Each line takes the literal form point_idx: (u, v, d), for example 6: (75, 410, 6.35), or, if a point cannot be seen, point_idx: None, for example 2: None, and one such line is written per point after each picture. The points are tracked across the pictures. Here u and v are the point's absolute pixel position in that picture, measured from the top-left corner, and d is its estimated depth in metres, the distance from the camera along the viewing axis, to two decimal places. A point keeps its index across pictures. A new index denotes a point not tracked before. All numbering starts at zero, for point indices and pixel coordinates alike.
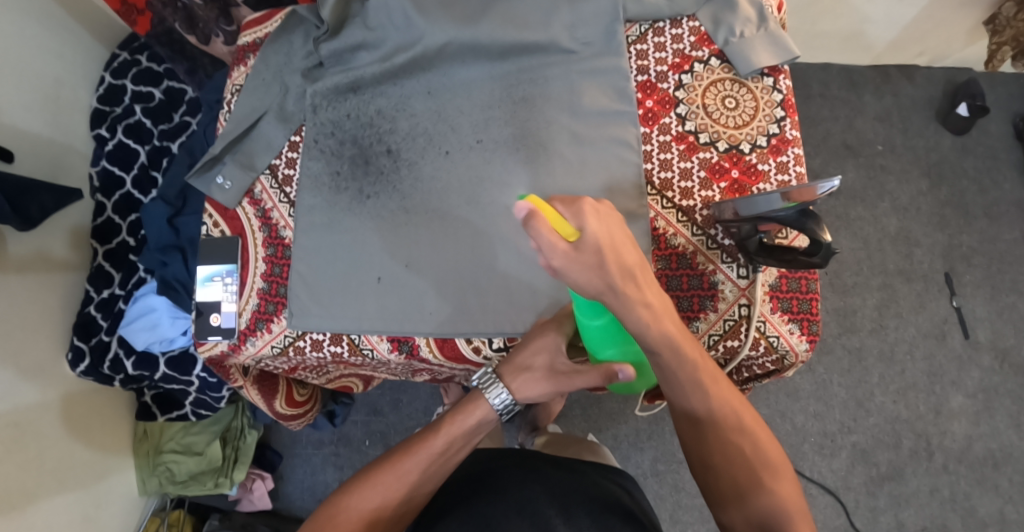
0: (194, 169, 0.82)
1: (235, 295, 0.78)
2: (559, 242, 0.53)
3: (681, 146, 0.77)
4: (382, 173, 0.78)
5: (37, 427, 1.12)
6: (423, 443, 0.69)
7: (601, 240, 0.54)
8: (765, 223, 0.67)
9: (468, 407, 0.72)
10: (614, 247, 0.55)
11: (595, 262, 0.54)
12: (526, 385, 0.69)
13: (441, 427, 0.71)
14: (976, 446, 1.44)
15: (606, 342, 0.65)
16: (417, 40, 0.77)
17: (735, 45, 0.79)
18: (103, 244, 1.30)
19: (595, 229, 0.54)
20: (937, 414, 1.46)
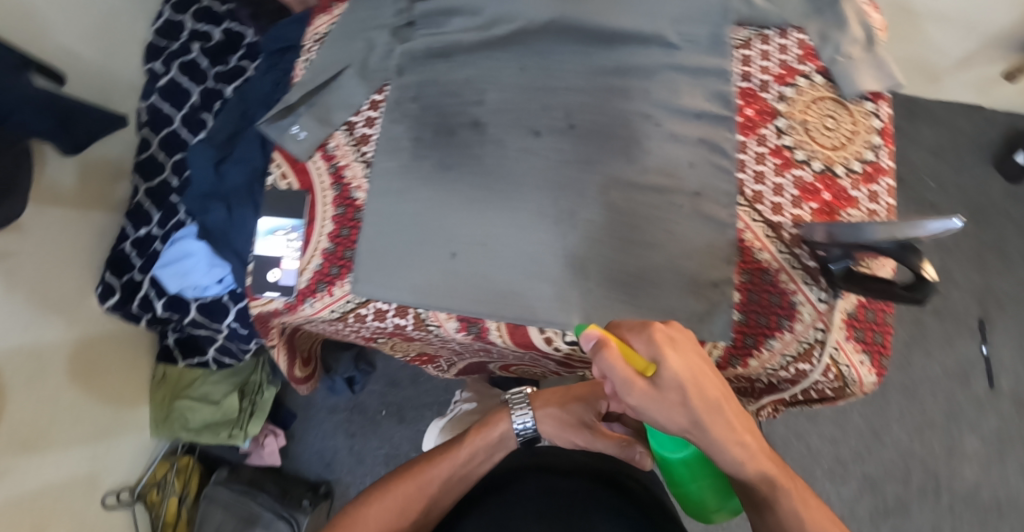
0: (266, 116, 0.79)
1: (298, 252, 0.74)
2: (635, 378, 0.51)
3: (776, 160, 0.75)
4: (467, 146, 0.72)
5: (55, 363, 1.12)
6: (447, 454, 0.75)
7: (680, 376, 0.52)
8: (853, 249, 0.66)
9: (494, 418, 0.79)
10: (699, 382, 0.53)
11: (677, 401, 0.52)
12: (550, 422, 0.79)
13: (467, 438, 0.77)
14: (983, 491, 1.45)
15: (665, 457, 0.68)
16: (516, 14, 0.73)
17: (840, 66, 0.77)
18: (146, 181, 1.29)
19: (676, 364, 0.52)
20: (950, 455, 1.46)
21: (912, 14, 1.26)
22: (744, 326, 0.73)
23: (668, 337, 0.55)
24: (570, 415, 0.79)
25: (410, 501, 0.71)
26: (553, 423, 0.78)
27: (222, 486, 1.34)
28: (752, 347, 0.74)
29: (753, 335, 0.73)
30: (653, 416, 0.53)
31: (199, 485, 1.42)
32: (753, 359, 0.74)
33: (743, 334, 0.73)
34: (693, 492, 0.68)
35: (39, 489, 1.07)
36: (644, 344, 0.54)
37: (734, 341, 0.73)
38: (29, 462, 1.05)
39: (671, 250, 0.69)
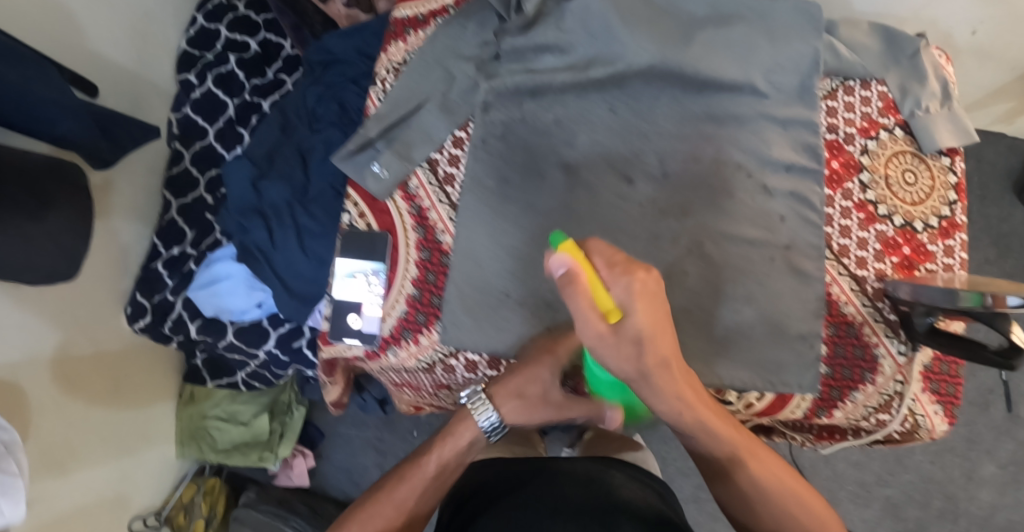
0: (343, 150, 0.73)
1: (381, 298, 0.73)
2: (596, 326, 0.45)
3: (859, 215, 0.76)
4: (554, 188, 0.72)
5: (82, 379, 1.06)
6: (415, 469, 0.66)
7: (642, 329, 0.46)
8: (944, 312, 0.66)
9: (459, 424, 0.68)
10: (658, 335, 0.47)
11: (630, 352, 0.47)
12: (515, 410, 0.65)
13: (433, 448, 0.67)
14: (999, 516, 1.38)
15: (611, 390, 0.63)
16: (616, 56, 0.71)
17: (920, 120, 0.77)
18: (178, 197, 1.24)
19: (642, 318, 0.46)
20: (968, 479, 1.39)
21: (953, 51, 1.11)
22: (830, 380, 0.74)
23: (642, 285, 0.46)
24: (518, 397, 0.66)
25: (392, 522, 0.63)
26: (515, 411, 0.65)
27: (254, 509, 1.31)
28: (837, 399, 0.74)
29: (839, 388, 0.74)
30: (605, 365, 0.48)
31: (226, 508, 1.39)
32: (838, 411, 0.74)
33: (829, 387, 0.74)
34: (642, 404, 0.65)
35: (70, 513, 1.02)
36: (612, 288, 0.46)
37: (822, 395, 0.74)
38: (59, 485, 1.00)
39: (763, 303, 0.69)
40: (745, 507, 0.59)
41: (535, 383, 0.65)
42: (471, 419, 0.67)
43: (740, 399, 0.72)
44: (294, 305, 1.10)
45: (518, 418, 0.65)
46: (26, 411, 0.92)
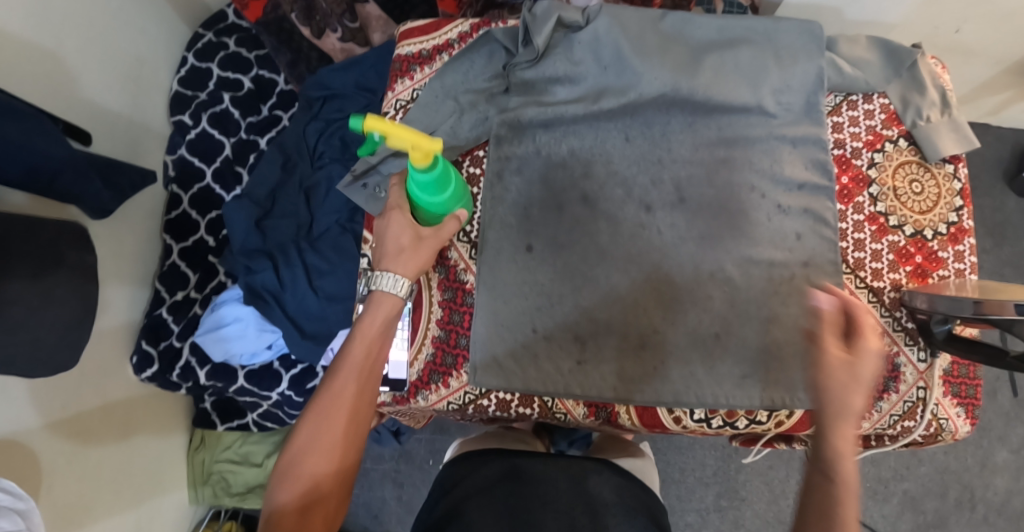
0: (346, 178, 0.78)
1: (407, 342, 0.73)
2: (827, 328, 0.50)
3: (871, 227, 0.77)
4: (577, 222, 0.72)
5: (93, 434, 1.03)
6: (343, 358, 0.62)
7: (866, 356, 0.48)
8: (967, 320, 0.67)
9: (373, 307, 0.64)
10: (862, 378, 0.47)
11: (835, 365, 0.48)
12: (407, 261, 0.66)
13: (354, 333, 0.63)
14: (1016, 500, 1.37)
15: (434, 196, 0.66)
16: (629, 86, 0.72)
17: (923, 129, 0.79)
18: (178, 241, 1.22)
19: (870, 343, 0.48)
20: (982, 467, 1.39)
21: (939, 51, 1.13)
22: None
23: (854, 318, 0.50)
24: (405, 247, 0.66)
25: (337, 418, 0.60)
26: (409, 259, 0.66)
27: None
28: (864, 410, 0.75)
29: (864, 399, 0.75)
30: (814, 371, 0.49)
31: None
32: (865, 421, 0.75)
33: None
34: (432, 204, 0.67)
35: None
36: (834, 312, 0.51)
37: None
38: None
39: (790, 322, 0.70)
40: None
41: (407, 228, 0.67)
42: (385, 298, 0.65)
43: (770, 417, 0.71)
44: (305, 346, 1.09)
45: (416, 262, 0.66)
46: (36, 475, 0.90)
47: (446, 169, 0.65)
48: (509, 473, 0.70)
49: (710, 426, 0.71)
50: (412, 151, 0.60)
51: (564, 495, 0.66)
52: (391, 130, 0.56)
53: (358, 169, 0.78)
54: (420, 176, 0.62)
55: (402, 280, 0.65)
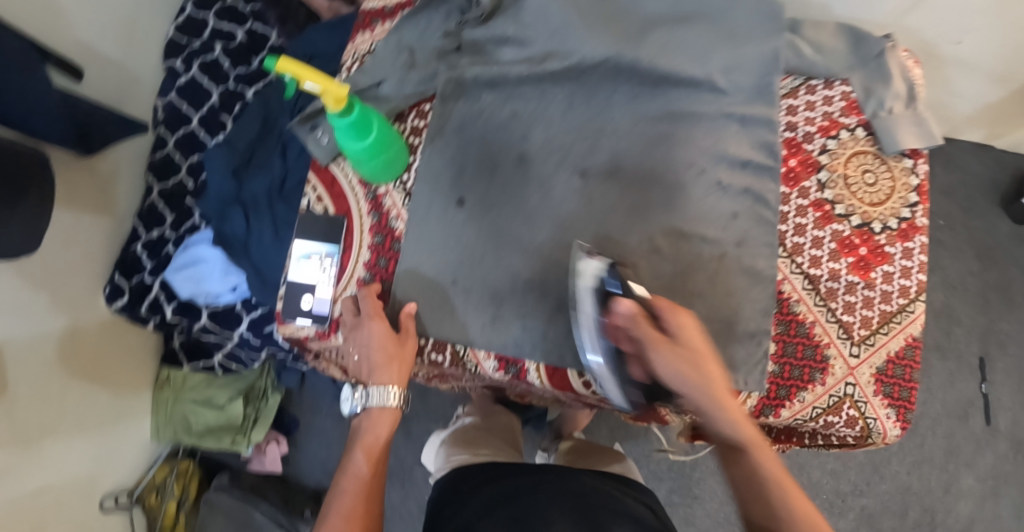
0: (297, 118, 0.77)
1: (334, 279, 0.73)
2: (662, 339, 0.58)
3: (816, 213, 0.76)
4: (507, 181, 0.72)
5: (63, 356, 1.07)
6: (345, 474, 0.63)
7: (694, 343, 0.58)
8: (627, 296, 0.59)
9: (372, 419, 0.66)
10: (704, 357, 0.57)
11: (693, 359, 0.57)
12: (398, 372, 0.66)
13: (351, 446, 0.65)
14: (976, 529, 1.33)
15: (360, 141, 0.64)
16: (573, 51, 0.71)
17: (883, 119, 0.79)
18: (160, 182, 1.26)
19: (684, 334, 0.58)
20: (946, 492, 1.34)
21: (932, 59, 1.09)
22: (778, 377, 0.73)
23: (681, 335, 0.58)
24: (391, 357, 0.66)
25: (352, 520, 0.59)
26: (397, 366, 0.66)
27: (223, 492, 1.32)
28: (785, 398, 0.73)
29: (786, 387, 0.73)
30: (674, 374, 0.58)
31: (198, 490, 1.40)
32: (785, 410, 0.73)
33: (777, 385, 0.73)
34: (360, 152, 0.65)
35: (41, 487, 1.03)
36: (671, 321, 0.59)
37: (768, 391, 0.72)
38: (31, 460, 1.00)
39: (712, 301, 0.70)
40: None
41: (388, 336, 0.67)
42: (378, 408, 0.66)
43: (684, 393, 0.71)
44: (266, 293, 1.10)
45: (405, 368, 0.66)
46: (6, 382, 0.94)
47: (368, 113, 0.63)
48: (505, 494, 0.68)
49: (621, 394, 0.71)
50: (323, 98, 0.58)
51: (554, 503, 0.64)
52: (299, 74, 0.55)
53: (308, 111, 0.77)
54: (339, 120, 0.60)
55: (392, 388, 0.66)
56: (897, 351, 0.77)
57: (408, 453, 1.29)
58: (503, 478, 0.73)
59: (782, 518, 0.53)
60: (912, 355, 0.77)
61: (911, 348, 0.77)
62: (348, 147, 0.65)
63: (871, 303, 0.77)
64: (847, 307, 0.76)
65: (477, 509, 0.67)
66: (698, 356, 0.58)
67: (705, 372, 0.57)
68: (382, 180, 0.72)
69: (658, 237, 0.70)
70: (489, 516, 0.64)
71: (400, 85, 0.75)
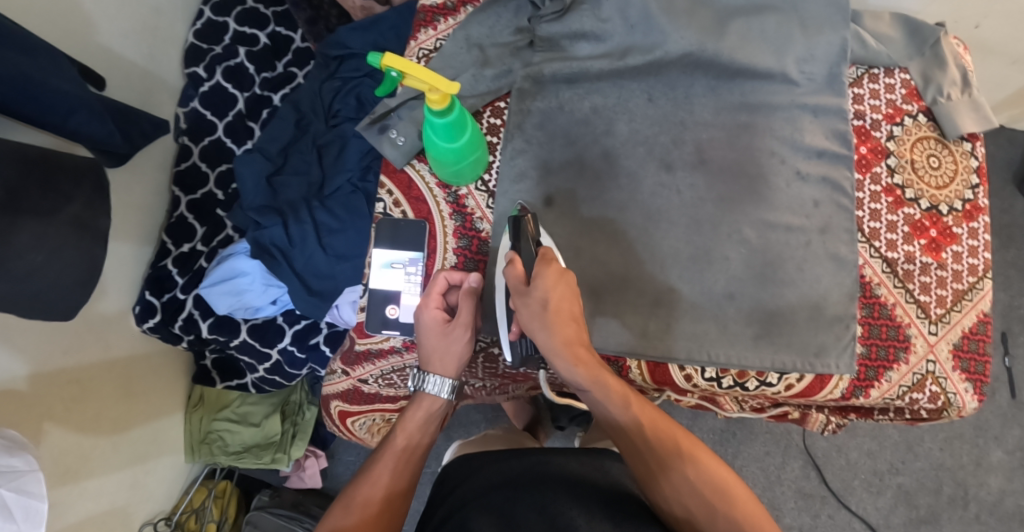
0: (365, 117, 0.75)
1: (419, 288, 0.70)
2: (535, 310, 0.60)
3: (888, 199, 0.77)
4: (595, 176, 0.70)
5: (94, 387, 1.03)
6: (383, 449, 0.63)
7: (547, 297, 0.60)
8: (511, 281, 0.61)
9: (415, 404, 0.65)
10: (557, 312, 0.60)
11: (541, 314, 0.60)
12: (446, 357, 0.66)
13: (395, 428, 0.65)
14: (1008, 501, 1.35)
15: (449, 144, 0.62)
16: (655, 44, 0.71)
17: (943, 106, 0.80)
18: (187, 194, 1.22)
19: (545, 293, 0.60)
20: (977, 465, 1.35)
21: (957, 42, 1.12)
22: (866, 359, 0.74)
23: (545, 298, 0.60)
24: (439, 339, 0.66)
25: (365, 508, 0.59)
26: (446, 358, 0.65)
27: (266, 511, 1.30)
28: (873, 379, 0.74)
29: (874, 368, 0.74)
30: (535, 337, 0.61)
31: (236, 512, 1.37)
32: (875, 390, 0.74)
33: (866, 366, 0.74)
34: (447, 154, 0.64)
35: (79, 521, 0.98)
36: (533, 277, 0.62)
37: (858, 374, 0.73)
38: (71, 494, 0.96)
39: (803, 286, 0.70)
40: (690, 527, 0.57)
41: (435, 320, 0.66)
42: (429, 397, 0.66)
43: (780, 380, 0.71)
44: (313, 302, 1.08)
45: (453, 359, 0.66)
46: (33, 420, 0.88)
47: (464, 114, 0.61)
48: (508, 476, 0.66)
49: (720, 385, 0.70)
50: (429, 95, 0.56)
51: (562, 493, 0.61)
52: (409, 70, 0.54)
53: (376, 113, 0.74)
54: (436, 120, 0.58)
55: (445, 381, 0.65)
56: (971, 327, 0.78)
57: None
58: (506, 459, 0.70)
59: (667, 458, 0.60)
60: (984, 330, 0.78)
61: (984, 324, 0.78)
62: (437, 149, 0.63)
63: (944, 282, 0.78)
64: (924, 287, 0.76)
65: (477, 487, 0.66)
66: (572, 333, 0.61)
67: (551, 330, 0.60)
68: (464, 182, 0.70)
69: (745, 230, 0.70)
70: (484, 499, 0.63)
71: (475, 82, 0.72)
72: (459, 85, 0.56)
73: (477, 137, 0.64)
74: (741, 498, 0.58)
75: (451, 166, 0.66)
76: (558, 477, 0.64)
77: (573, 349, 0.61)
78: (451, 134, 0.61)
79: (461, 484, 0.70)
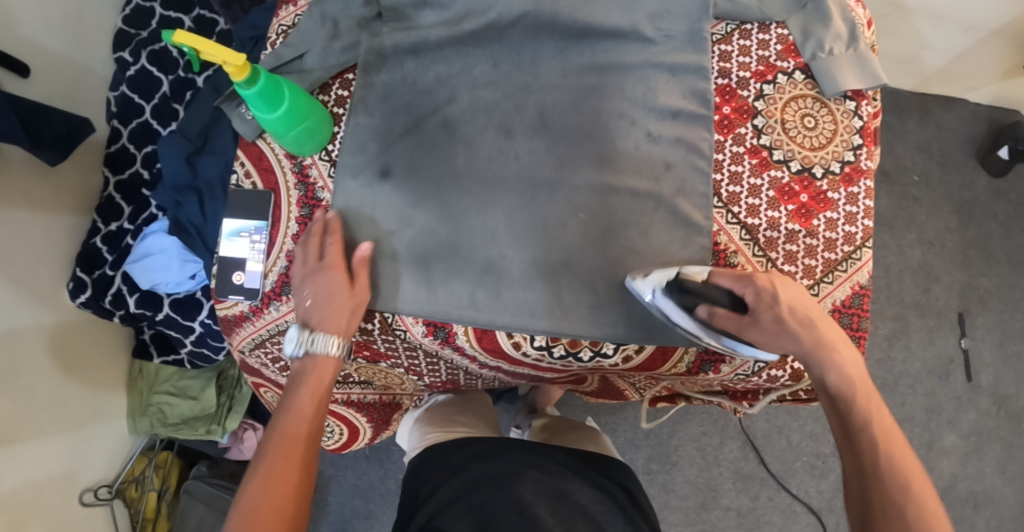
0: (224, 97, 0.79)
1: (262, 255, 0.73)
2: (795, 308, 0.60)
3: (752, 161, 0.75)
4: (434, 145, 0.71)
5: (58, 354, 1.14)
6: (298, 407, 0.62)
7: (796, 304, 0.61)
8: (715, 310, 0.61)
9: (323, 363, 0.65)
10: (815, 316, 0.61)
11: (792, 317, 0.60)
12: (337, 319, 0.65)
13: (305, 383, 0.63)
14: (960, 486, 1.28)
15: (272, 116, 0.65)
16: (489, 7, 0.72)
17: (822, 62, 0.77)
18: (115, 174, 1.24)
19: (799, 303, 0.61)
20: (928, 450, 1.29)
21: None
22: None
23: (799, 301, 0.61)
24: (338, 301, 0.65)
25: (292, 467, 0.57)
26: (336, 318, 0.65)
27: (203, 481, 1.34)
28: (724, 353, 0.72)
29: None
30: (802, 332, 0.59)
31: (178, 480, 1.42)
32: (725, 365, 0.72)
33: None
34: (278, 127, 0.67)
35: (46, 472, 1.09)
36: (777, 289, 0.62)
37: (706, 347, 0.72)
38: (4, 458, 0.98)
39: (645, 255, 0.69)
40: None
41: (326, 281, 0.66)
42: (321, 355, 0.64)
43: (617, 352, 0.71)
44: None
45: (343, 318, 0.66)
46: None
47: (277, 83, 0.63)
48: (487, 477, 0.73)
49: (550, 354, 0.70)
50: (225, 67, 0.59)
51: (536, 495, 0.70)
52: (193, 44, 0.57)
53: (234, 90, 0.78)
54: (244, 92, 0.61)
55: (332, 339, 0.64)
56: (844, 300, 0.75)
57: None
58: (478, 460, 0.78)
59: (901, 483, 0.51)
60: (860, 304, 0.75)
61: (859, 297, 0.75)
62: (264, 122, 0.66)
63: (813, 252, 0.75)
64: (788, 256, 0.74)
65: (453, 492, 0.72)
66: (814, 342, 0.59)
67: (813, 329, 0.60)
68: (307, 152, 0.72)
69: (574, 198, 0.70)
70: (463, 502, 0.70)
71: (323, 56, 0.74)
72: (246, 53, 0.58)
73: (307, 110, 0.67)
74: None
75: (289, 139, 0.69)
76: (535, 475, 0.74)
77: (826, 353, 0.58)
78: (270, 107, 0.64)
79: (437, 488, 0.75)
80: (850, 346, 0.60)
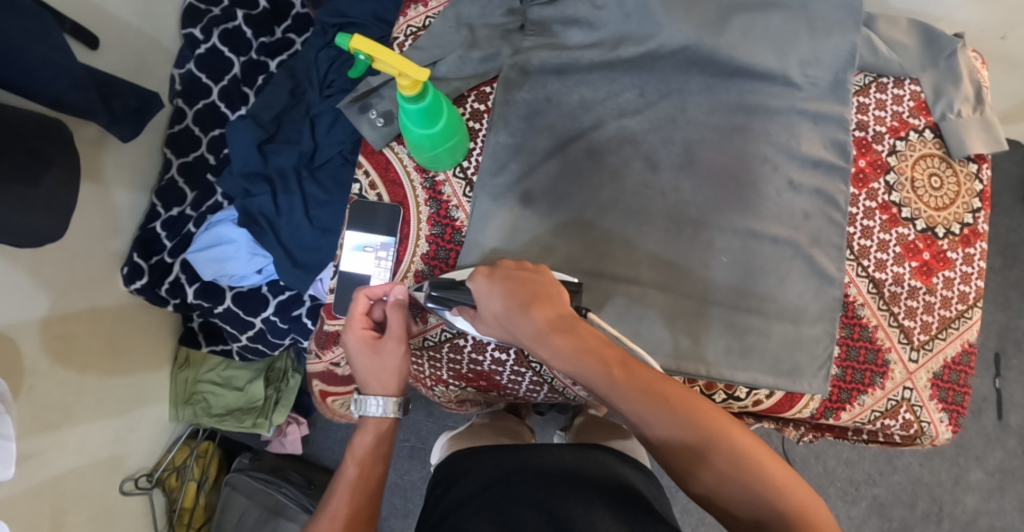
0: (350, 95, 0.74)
1: (388, 272, 0.72)
2: (503, 304, 0.55)
3: (883, 216, 0.75)
4: (575, 170, 0.69)
5: (81, 340, 0.92)
6: (336, 481, 0.62)
7: (504, 292, 0.56)
8: (464, 310, 0.61)
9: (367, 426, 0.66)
10: (534, 298, 0.56)
11: (512, 310, 0.55)
12: (385, 378, 0.65)
13: (346, 456, 0.64)
14: (982, 522, 1.21)
15: (423, 132, 0.62)
16: (649, 35, 0.69)
17: (951, 123, 0.77)
18: (179, 156, 1.09)
19: (499, 294, 0.56)
20: (955, 484, 1.22)
21: None
22: (840, 381, 0.74)
23: (510, 284, 0.56)
24: (381, 367, 0.65)
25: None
26: (387, 379, 0.65)
27: (246, 474, 1.21)
28: (846, 402, 0.74)
29: (848, 391, 0.74)
30: (517, 330, 0.55)
31: (217, 471, 1.28)
32: (846, 413, 0.74)
33: (839, 388, 0.74)
34: (423, 142, 0.64)
35: (59, 474, 0.87)
36: (489, 279, 0.57)
37: (830, 395, 0.73)
38: (51, 450, 0.86)
39: (780, 297, 0.69)
40: (728, 489, 0.49)
41: (366, 348, 0.65)
42: (376, 417, 0.65)
43: (749, 395, 0.73)
44: (298, 274, 0.95)
45: (393, 378, 0.66)
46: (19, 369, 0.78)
47: (438, 99, 0.61)
48: (501, 474, 0.63)
49: None
50: (399, 80, 0.56)
51: (550, 491, 0.57)
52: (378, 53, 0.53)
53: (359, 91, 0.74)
54: (410, 106, 0.58)
55: (388, 400, 0.65)
56: (954, 357, 0.76)
57: (430, 434, 1.26)
58: (504, 455, 0.67)
59: (665, 428, 0.51)
60: (966, 361, 0.76)
61: (968, 354, 0.76)
62: (410, 134, 0.63)
63: (931, 309, 0.75)
64: (909, 312, 0.75)
65: (469, 489, 0.63)
66: (534, 337, 0.55)
67: (524, 314, 0.55)
68: (442, 167, 0.71)
69: (718, 236, 0.69)
70: (478, 501, 0.60)
71: (461, 64, 0.72)
72: (429, 71, 0.56)
73: (454, 129, 0.65)
74: (756, 452, 0.50)
75: (426, 153, 0.67)
76: (554, 472, 0.61)
77: (557, 334, 0.55)
78: (424, 123, 0.61)
79: (455, 485, 0.66)
80: (582, 323, 0.56)
